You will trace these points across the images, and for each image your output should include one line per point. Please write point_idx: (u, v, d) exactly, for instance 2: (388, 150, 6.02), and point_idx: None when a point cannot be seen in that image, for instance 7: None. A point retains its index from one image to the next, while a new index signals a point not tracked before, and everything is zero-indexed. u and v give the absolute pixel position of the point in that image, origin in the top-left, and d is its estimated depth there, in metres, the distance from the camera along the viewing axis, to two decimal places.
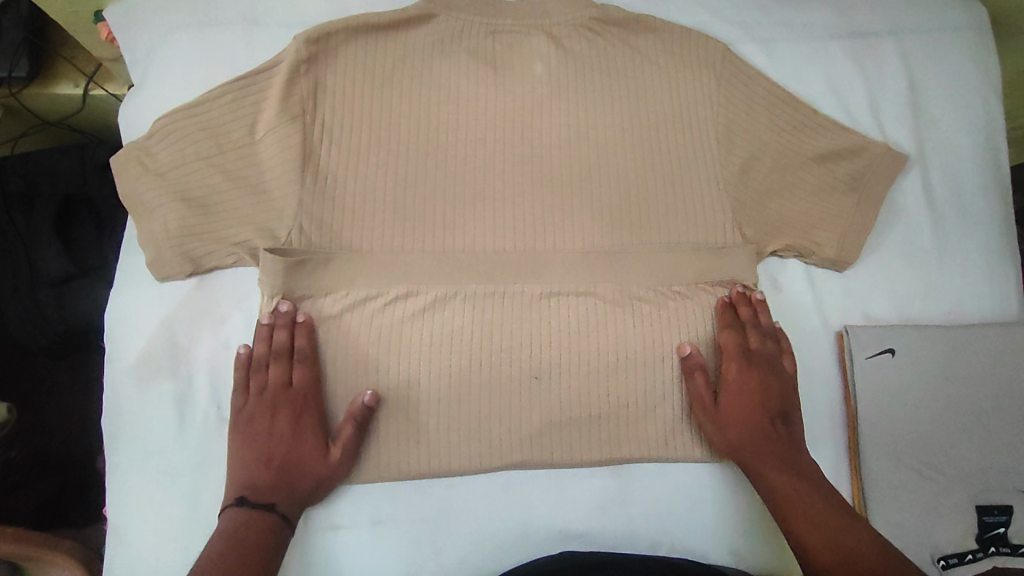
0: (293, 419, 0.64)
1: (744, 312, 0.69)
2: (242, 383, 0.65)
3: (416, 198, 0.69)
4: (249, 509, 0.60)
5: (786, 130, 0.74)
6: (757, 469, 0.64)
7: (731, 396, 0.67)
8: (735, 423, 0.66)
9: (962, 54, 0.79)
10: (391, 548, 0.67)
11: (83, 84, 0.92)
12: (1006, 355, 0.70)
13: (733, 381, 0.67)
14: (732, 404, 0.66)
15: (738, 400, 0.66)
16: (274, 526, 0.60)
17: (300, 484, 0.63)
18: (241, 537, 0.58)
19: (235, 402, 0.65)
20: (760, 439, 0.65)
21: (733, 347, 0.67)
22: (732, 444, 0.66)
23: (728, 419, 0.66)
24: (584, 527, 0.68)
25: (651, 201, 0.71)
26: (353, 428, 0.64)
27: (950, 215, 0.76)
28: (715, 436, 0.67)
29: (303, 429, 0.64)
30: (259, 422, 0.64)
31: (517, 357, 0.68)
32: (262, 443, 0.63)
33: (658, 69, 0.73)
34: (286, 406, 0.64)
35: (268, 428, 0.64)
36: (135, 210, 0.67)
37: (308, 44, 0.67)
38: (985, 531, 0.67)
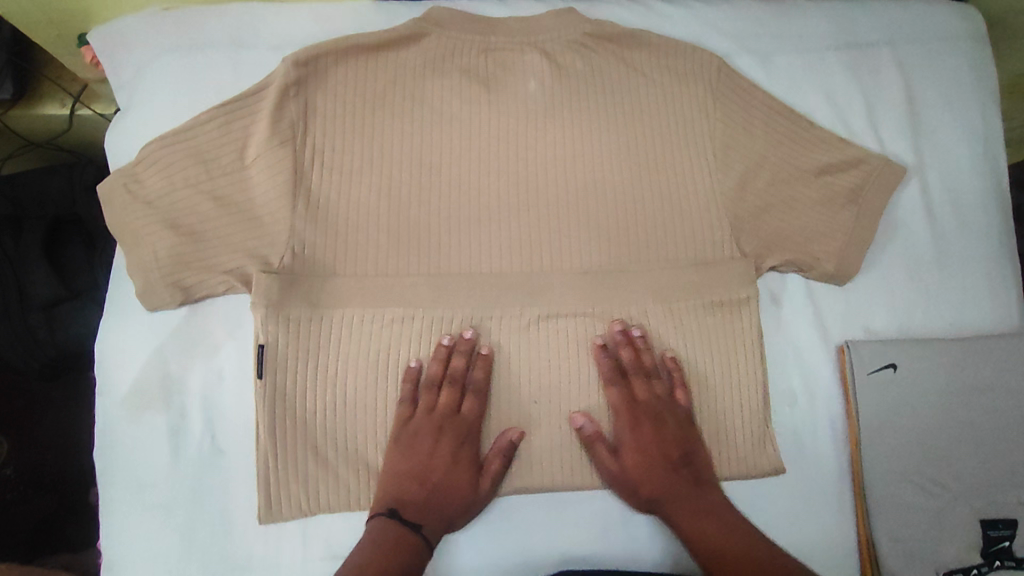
0: (454, 446, 0.65)
1: (609, 400, 0.67)
2: (410, 398, 0.65)
3: (411, 220, 0.68)
4: (398, 523, 0.60)
5: (783, 143, 0.73)
6: (668, 514, 0.64)
7: (630, 455, 0.65)
8: (642, 480, 0.65)
9: (957, 62, 0.79)
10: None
11: (69, 104, 0.91)
12: (1007, 368, 0.69)
13: (627, 440, 0.66)
14: (620, 461, 0.65)
15: (630, 456, 0.65)
16: (417, 548, 0.60)
17: (447, 508, 0.63)
18: (384, 552, 0.58)
19: (401, 415, 0.65)
20: (670, 491, 0.64)
21: (616, 403, 0.66)
22: (651, 498, 0.65)
23: (617, 473, 0.65)
24: (586, 550, 0.68)
25: (648, 218, 0.71)
26: (500, 464, 0.65)
27: (949, 225, 0.75)
28: (626, 498, 0.66)
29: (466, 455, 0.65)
30: (424, 441, 0.64)
31: (517, 379, 0.67)
32: (416, 462, 0.64)
33: (653, 84, 0.72)
34: (451, 431, 0.65)
35: (430, 448, 0.64)
36: (123, 239, 0.66)
37: (297, 66, 0.66)
38: (990, 545, 0.66)
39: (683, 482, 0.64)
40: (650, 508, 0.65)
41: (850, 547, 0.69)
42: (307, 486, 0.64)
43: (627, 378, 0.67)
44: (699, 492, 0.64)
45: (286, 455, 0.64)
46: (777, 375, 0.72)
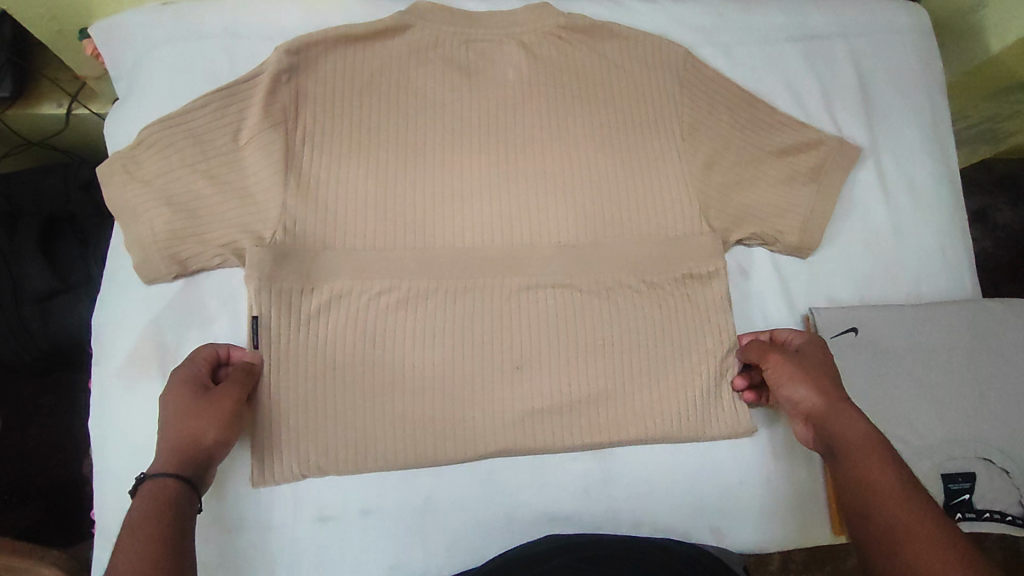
0: (226, 406, 0.61)
1: (783, 334, 0.71)
2: (189, 378, 0.62)
3: (398, 199, 0.72)
4: (163, 478, 0.56)
5: (747, 127, 0.77)
6: (836, 416, 0.61)
7: (811, 354, 0.67)
8: (826, 379, 0.64)
9: (905, 54, 0.85)
10: (382, 540, 0.68)
11: (66, 104, 0.94)
12: (960, 330, 0.74)
13: (811, 343, 0.68)
14: (808, 357, 0.66)
15: (817, 354, 0.67)
16: (177, 491, 0.55)
17: (190, 448, 0.59)
18: (160, 508, 0.54)
19: (182, 392, 0.61)
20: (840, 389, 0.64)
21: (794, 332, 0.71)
22: (824, 398, 0.63)
23: (808, 364, 0.66)
24: (569, 511, 0.71)
25: (621, 195, 0.75)
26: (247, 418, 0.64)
27: (904, 202, 0.80)
28: (799, 385, 0.64)
29: (224, 394, 0.61)
30: (178, 396, 0.61)
31: (499, 348, 0.70)
32: (191, 427, 0.59)
33: (623, 72, 0.77)
34: (223, 395, 0.61)
35: (181, 396, 0.61)
36: (121, 216, 0.69)
37: (289, 54, 0.70)
38: (951, 498, 0.70)
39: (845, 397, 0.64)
40: (827, 405, 0.62)
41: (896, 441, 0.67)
42: (299, 451, 0.67)
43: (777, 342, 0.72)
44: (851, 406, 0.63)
45: (278, 420, 0.66)
46: None
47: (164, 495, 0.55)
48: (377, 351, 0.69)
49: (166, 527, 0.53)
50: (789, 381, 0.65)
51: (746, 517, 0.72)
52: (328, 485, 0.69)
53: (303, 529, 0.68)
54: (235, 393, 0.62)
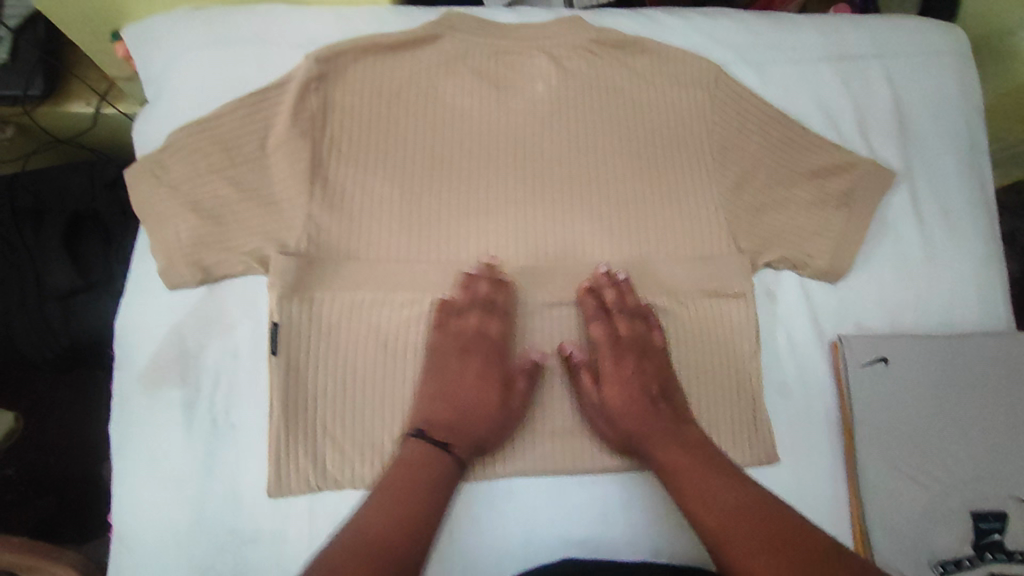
0: (482, 363, 0.69)
1: (595, 329, 0.70)
2: (442, 324, 0.69)
3: (423, 209, 0.71)
4: (426, 444, 0.64)
5: (779, 147, 0.76)
6: (651, 448, 0.66)
7: (612, 387, 0.68)
8: (624, 408, 0.67)
9: (943, 78, 0.83)
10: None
11: (95, 103, 0.95)
12: (993, 362, 0.72)
13: (610, 373, 0.69)
14: (613, 395, 0.68)
15: (615, 382, 0.68)
16: (444, 462, 0.64)
17: (472, 422, 0.67)
18: (417, 470, 0.63)
19: (432, 340, 0.68)
20: (636, 416, 0.67)
21: (603, 334, 0.69)
22: (619, 432, 0.68)
23: (615, 401, 0.68)
24: (586, 534, 0.68)
25: (650, 213, 0.74)
26: (526, 380, 0.69)
27: (939, 229, 0.78)
28: (608, 419, 0.68)
29: (478, 344, 0.69)
30: (453, 363, 0.68)
31: (521, 364, 0.70)
32: (448, 383, 0.68)
33: (654, 88, 0.76)
34: (480, 350, 0.69)
35: (458, 370, 0.68)
36: (147, 221, 0.69)
37: (319, 62, 0.70)
38: (980, 537, 0.67)
39: (670, 416, 0.67)
40: (626, 433, 0.67)
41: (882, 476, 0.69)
42: (315, 463, 0.66)
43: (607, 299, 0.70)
44: (706, 452, 0.64)
45: (295, 430, 0.66)
46: (774, 367, 0.74)
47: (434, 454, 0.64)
48: (403, 361, 0.68)
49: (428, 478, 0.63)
50: (602, 416, 0.69)
51: None
52: (340, 497, 0.67)
53: (313, 543, 0.66)
54: (483, 350, 0.69)
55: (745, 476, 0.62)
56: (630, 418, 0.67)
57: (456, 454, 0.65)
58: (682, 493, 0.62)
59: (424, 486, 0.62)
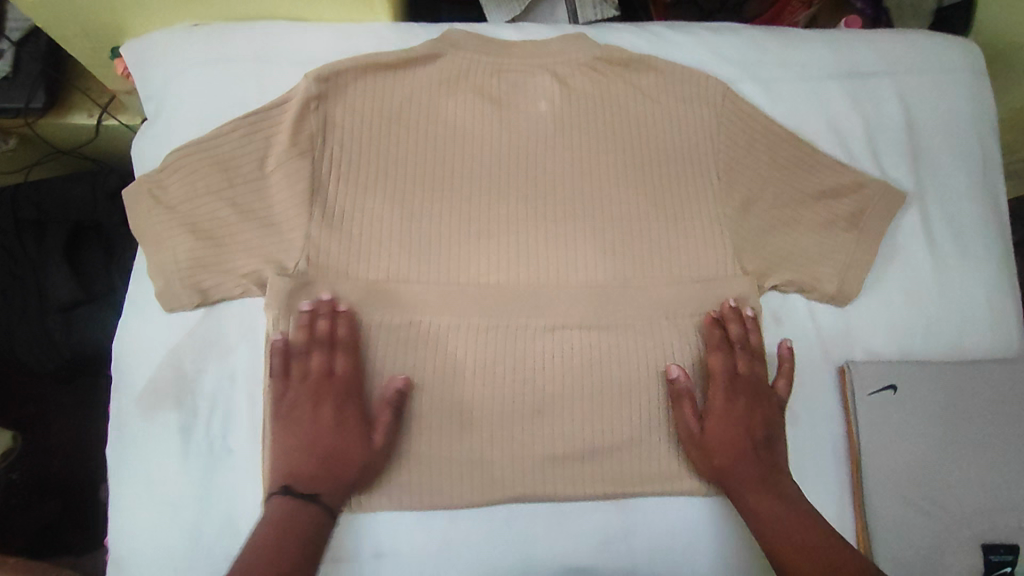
0: (336, 410, 0.64)
1: (716, 361, 0.68)
2: (282, 369, 0.65)
3: (423, 230, 0.70)
4: (292, 500, 0.60)
5: (787, 167, 0.74)
6: (739, 490, 0.65)
7: (716, 422, 0.67)
8: (730, 449, 0.66)
9: (956, 95, 0.81)
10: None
11: (97, 115, 0.95)
12: (1005, 389, 0.70)
13: (716, 411, 0.67)
14: (716, 433, 0.66)
15: (722, 421, 0.67)
16: (315, 514, 0.60)
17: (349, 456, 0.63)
18: (286, 524, 0.58)
19: (275, 390, 0.65)
20: (748, 458, 0.65)
21: (721, 368, 0.68)
22: (715, 467, 0.66)
23: (714, 440, 0.66)
24: (587, 562, 0.68)
25: (654, 235, 0.72)
26: (390, 415, 0.65)
27: (950, 251, 0.77)
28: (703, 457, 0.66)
29: (319, 389, 0.65)
30: (304, 410, 0.64)
31: (522, 389, 0.68)
32: (303, 432, 0.63)
33: (659, 107, 0.75)
34: (331, 394, 0.65)
35: (312, 415, 0.64)
36: (145, 242, 0.68)
37: (318, 81, 0.69)
38: (992, 570, 0.66)
39: (767, 460, 0.66)
40: (723, 473, 0.66)
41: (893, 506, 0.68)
42: None
43: (733, 335, 0.69)
44: (778, 470, 0.65)
45: None
46: None
47: (287, 511, 0.59)
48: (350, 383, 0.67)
49: (292, 540, 0.58)
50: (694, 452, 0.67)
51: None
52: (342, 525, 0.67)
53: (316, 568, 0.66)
54: (331, 402, 0.64)
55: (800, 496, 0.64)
56: (736, 463, 0.65)
57: (330, 506, 0.62)
58: (750, 500, 0.64)
59: (288, 547, 0.57)
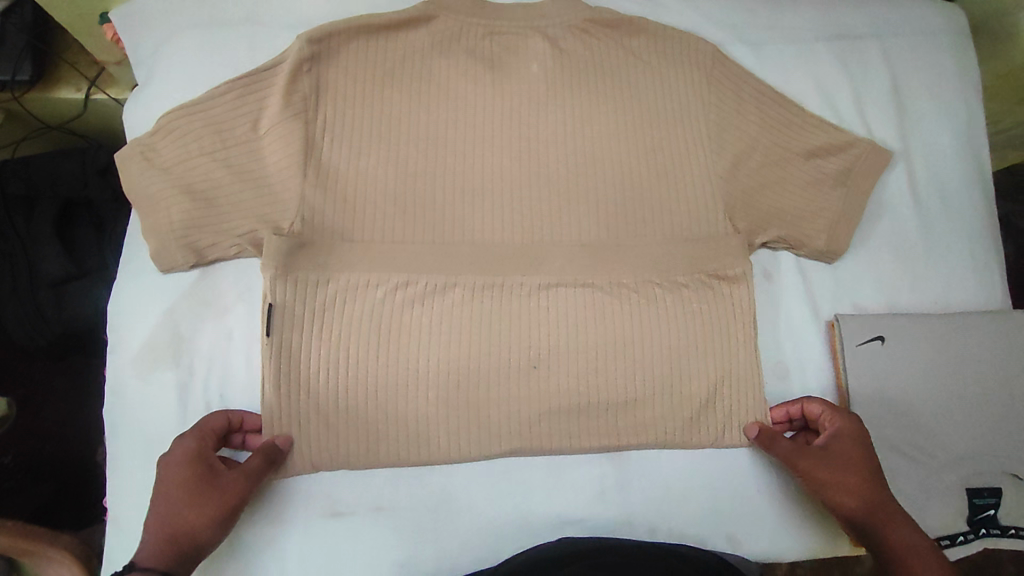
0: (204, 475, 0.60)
1: (815, 406, 0.69)
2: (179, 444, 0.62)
3: (416, 192, 0.70)
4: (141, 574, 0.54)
5: (776, 127, 0.75)
6: (886, 521, 0.62)
7: (847, 445, 0.65)
8: (862, 476, 0.64)
9: (940, 57, 0.82)
10: (390, 541, 0.67)
11: (85, 88, 0.94)
12: (990, 340, 0.72)
13: (847, 432, 0.66)
14: (846, 458, 0.64)
15: (851, 446, 0.65)
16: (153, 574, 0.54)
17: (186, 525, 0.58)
18: None
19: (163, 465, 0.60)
20: (870, 487, 0.63)
21: (825, 405, 0.68)
22: (861, 497, 0.63)
23: (847, 466, 0.64)
24: (582, 514, 0.69)
25: (646, 194, 0.73)
26: (259, 461, 0.62)
27: (935, 209, 0.78)
28: (839, 488, 0.63)
29: (190, 453, 0.61)
30: (179, 481, 0.59)
31: (518, 347, 0.69)
32: (168, 510, 0.58)
33: (650, 68, 0.75)
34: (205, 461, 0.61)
35: (183, 483, 0.59)
36: (139, 204, 0.68)
37: (310, 42, 0.69)
38: (976, 513, 0.68)
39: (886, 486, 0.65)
40: (865, 503, 0.62)
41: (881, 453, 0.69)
42: (313, 444, 0.66)
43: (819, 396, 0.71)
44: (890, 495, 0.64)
45: (290, 413, 0.66)
46: (770, 347, 0.74)
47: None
48: (353, 347, 0.67)
49: None
50: (826, 483, 0.64)
51: (764, 527, 0.71)
52: (341, 481, 0.68)
53: (315, 523, 0.67)
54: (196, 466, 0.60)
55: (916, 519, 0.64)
56: (867, 488, 0.63)
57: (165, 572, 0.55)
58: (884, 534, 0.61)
59: None
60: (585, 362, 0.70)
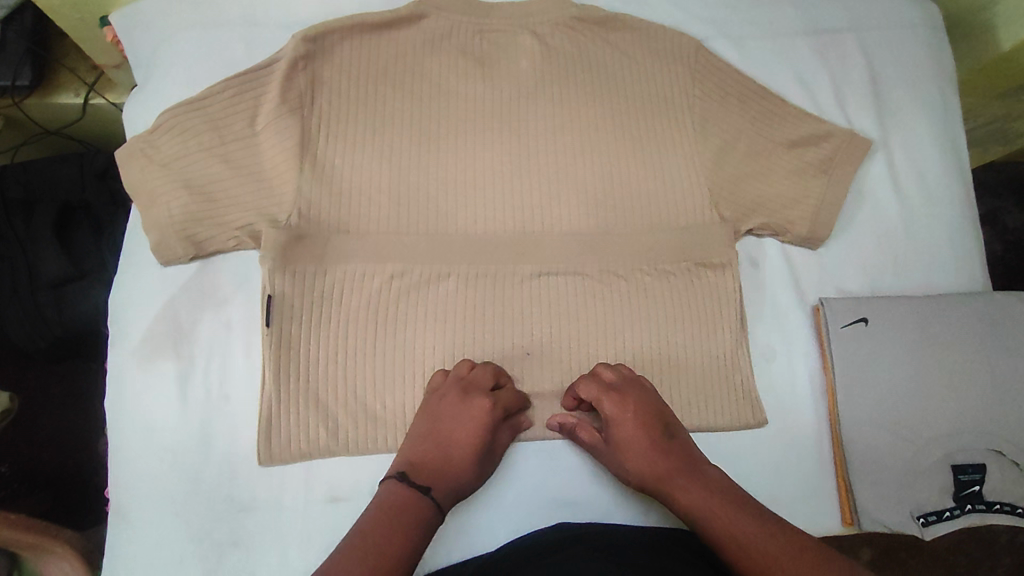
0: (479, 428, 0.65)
1: (585, 391, 0.68)
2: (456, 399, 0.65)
3: (410, 185, 0.72)
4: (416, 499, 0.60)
5: (759, 118, 0.78)
6: (669, 494, 0.64)
7: (616, 430, 0.66)
8: (646, 453, 0.65)
9: (917, 51, 0.85)
10: (505, 515, 0.69)
11: (84, 93, 0.95)
12: (971, 320, 0.74)
13: (613, 417, 0.66)
14: (624, 441, 0.66)
15: (629, 428, 0.66)
16: (429, 510, 0.60)
17: (450, 474, 0.63)
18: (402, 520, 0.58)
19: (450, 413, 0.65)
20: (663, 458, 0.65)
21: (596, 390, 0.67)
22: (643, 475, 0.65)
23: (630, 450, 0.66)
24: (577, 496, 0.70)
25: (635, 184, 0.75)
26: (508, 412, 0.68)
27: (916, 196, 0.81)
28: (628, 469, 0.66)
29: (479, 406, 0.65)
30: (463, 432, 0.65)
31: (512, 333, 0.71)
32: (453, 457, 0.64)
33: (636, 63, 0.78)
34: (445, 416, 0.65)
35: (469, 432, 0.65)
36: (138, 200, 0.70)
37: (306, 41, 0.71)
38: (961, 489, 0.70)
39: (682, 458, 0.65)
40: (657, 474, 0.64)
41: (868, 433, 0.71)
42: (312, 431, 0.67)
43: (597, 374, 0.69)
44: (693, 459, 0.65)
45: (289, 400, 0.67)
46: (758, 331, 0.76)
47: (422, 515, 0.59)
48: (351, 337, 0.69)
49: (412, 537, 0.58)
50: (619, 466, 0.67)
51: None
52: (338, 465, 0.68)
53: (314, 508, 0.67)
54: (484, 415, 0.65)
55: (721, 478, 0.64)
56: (631, 470, 0.65)
57: (440, 502, 0.61)
58: (677, 500, 0.63)
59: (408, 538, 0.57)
60: (578, 347, 0.72)
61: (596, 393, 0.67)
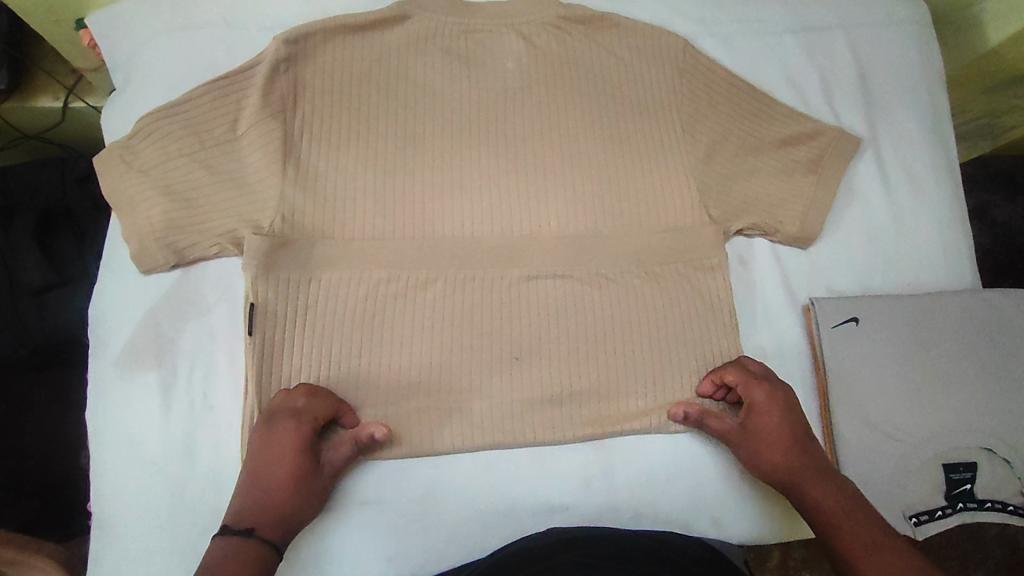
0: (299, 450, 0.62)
1: (731, 378, 0.68)
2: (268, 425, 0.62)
3: (394, 188, 0.71)
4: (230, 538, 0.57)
5: (748, 117, 0.77)
6: (800, 487, 0.65)
7: (760, 420, 0.67)
8: (784, 445, 0.66)
9: (906, 47, 0.85)
10: (363, 537, 0.67)
11: (63, 97, 0.93)
12: (960, 317, 0.74)
13: (760, 406, 0.67)
14: (764, 430, 0.67)
15: (771, 420, 0.67)
16: (258, 551, 0.57)
17: (273, 508, 0.60)
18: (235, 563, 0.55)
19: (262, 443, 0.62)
20: (800, 454, 0.66)
21: (741, 377, 0.68)
22: (779, 467, 0.66)
23: (768, 443, 0.67)
24: (571, 501, 0.70)
25: (622, 185, 0.75)
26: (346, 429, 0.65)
27: (905, 194, 0.81)
28: (762, 459, 0.67)
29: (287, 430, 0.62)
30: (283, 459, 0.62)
31: (500, 338, 0.70)
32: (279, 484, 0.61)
33: (623, 62, 0.77)
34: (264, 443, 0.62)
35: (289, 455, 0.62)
36: (117, 206, 0.68)
37: (287, 43, 0.70)
38: (952, 488, 0.69)
39: (818, 456, 0.66)
40: (790, 467, 0.65)
41: (859, 433, 0.71)
42: None
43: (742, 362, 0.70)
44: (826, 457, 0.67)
45: None
46: (749, 332, 0.75)
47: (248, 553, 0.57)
48: (337, 344, 0.68)
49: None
50: (751, 456, 0.67)
51: (745, 509, 0.72)
52: None
53: None
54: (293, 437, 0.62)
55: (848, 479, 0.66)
56: (767, 459, 0.66)
57: (269, 539, 0.59)
58: (807, 494, 0.64)
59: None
60: (568, 351, 0.71)
61: (747, 381, 0.68)
